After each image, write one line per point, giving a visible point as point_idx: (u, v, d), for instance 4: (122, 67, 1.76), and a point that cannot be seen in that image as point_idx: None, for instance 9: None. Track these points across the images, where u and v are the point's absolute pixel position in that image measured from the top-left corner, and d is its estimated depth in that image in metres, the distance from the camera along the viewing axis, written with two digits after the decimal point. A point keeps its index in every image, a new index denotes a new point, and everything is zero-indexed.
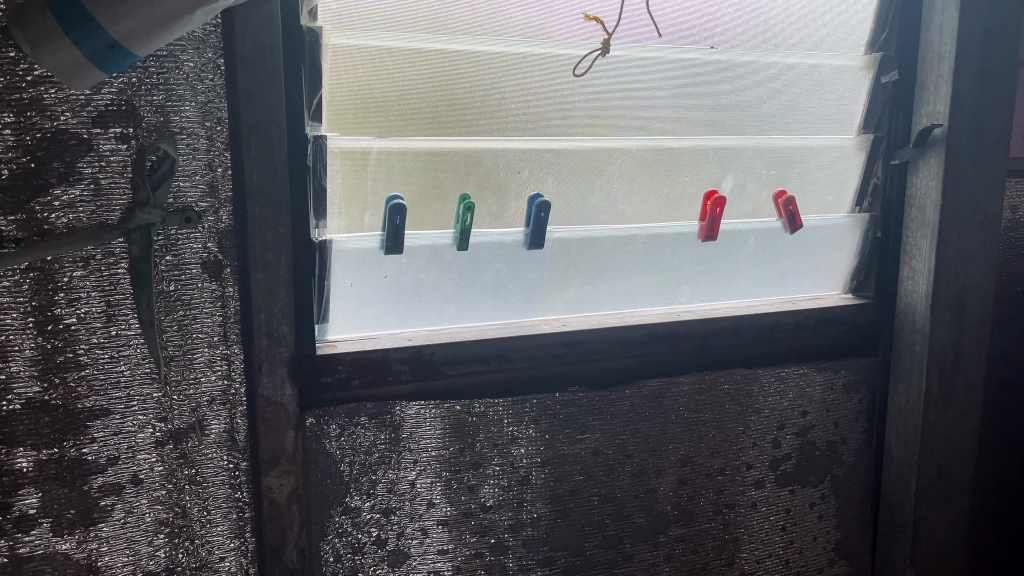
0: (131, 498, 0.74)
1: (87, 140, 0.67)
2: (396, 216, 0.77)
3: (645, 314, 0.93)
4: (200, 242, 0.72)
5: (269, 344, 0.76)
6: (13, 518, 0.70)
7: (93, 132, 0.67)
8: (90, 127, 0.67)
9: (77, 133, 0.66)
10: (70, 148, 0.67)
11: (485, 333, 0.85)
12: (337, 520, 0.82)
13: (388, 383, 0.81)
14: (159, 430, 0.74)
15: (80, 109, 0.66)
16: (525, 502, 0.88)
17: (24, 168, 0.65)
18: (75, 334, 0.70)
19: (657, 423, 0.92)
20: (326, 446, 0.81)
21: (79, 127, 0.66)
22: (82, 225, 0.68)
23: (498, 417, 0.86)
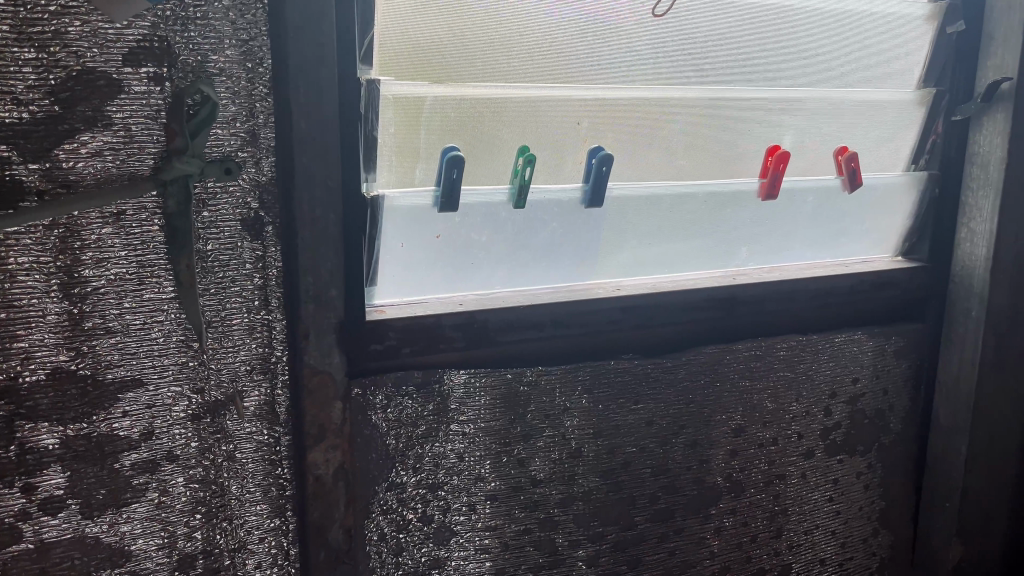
0: (165, 476, 0.68)
1: (117, 81, 0.60)
2: (454, 170, 0.71)
3: (698, 277, 0.88)
4: (239, 198, 0.66)
5: (317, 309, 0.69)
6: (39, 500, 0.64)
7: (123, 71, 0.60)
8: (120, 65, 0.60)
9: (105, 72, 0.59)
10: (98, 90, 0.59)
11: (537, 297, 0.79)
12: (382, 496, 0.77)
13: (439, 351, 0.75)
14: (194, 403, 0.68)
15: (110, 46, 0.59)
16: (576, 476, 0.83)
17: (48, 112, 0.58)
18: (104, 298, 0.63)
19: (712, 392, 0.87)
20: (371, 420, 0.75)
21: (108, 66, 0.59)
22: (110, 175, 0.61)
23: (551, 387, 0.80)
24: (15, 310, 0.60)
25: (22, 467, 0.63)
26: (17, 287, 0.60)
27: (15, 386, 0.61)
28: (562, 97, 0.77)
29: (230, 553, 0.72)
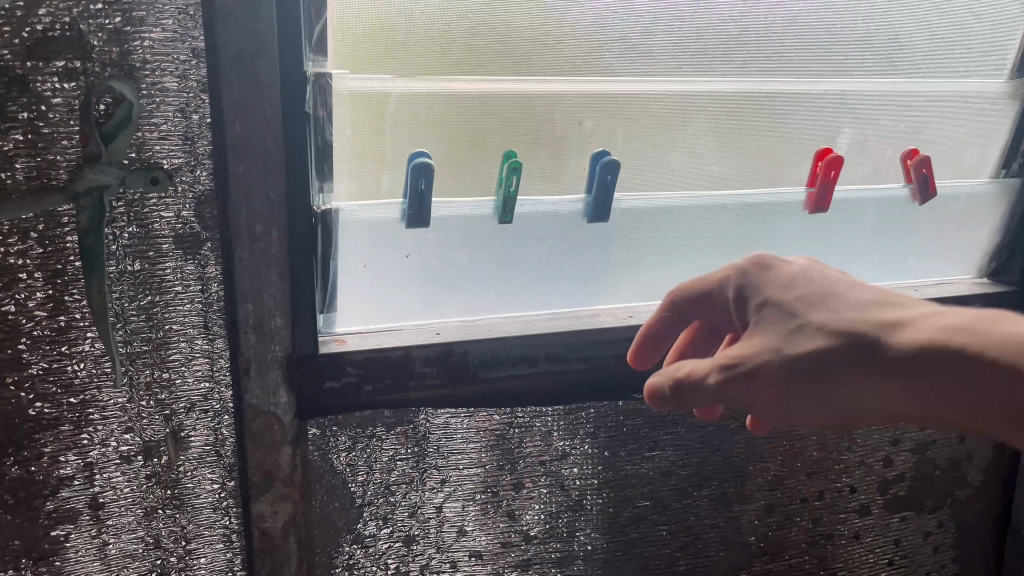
0: (91, 527, 0.61)
1: (22, 77, 0.53)
2: (422, 178, 0.59)
3: None
4: (173, 210, 0.58)
5: (259, 341, 0.60)
6: None
7: (29, 66, 0.53)
8: (24, 60, 0.52)
9: (9, 67, 0.52)
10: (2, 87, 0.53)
11: (533, 326, 0.67)
12: (347, 550, 0.67)
13: (409, 388, 0.64)
14: (126, 444, 0.61)
15: (12, 37, 0.52)
16: (577, 532, 0.72)
17: None
18: (18, 325, 0.57)
19: (744, 438, 0.74)
20: (329, 461, 0.65)
21: (12, 60, 0.52)
22: (17, 185, 0.55)
23: (546, 429, 0.69)
24: None
25: None
26: None
27: None
28: (556, 90, 0.65)
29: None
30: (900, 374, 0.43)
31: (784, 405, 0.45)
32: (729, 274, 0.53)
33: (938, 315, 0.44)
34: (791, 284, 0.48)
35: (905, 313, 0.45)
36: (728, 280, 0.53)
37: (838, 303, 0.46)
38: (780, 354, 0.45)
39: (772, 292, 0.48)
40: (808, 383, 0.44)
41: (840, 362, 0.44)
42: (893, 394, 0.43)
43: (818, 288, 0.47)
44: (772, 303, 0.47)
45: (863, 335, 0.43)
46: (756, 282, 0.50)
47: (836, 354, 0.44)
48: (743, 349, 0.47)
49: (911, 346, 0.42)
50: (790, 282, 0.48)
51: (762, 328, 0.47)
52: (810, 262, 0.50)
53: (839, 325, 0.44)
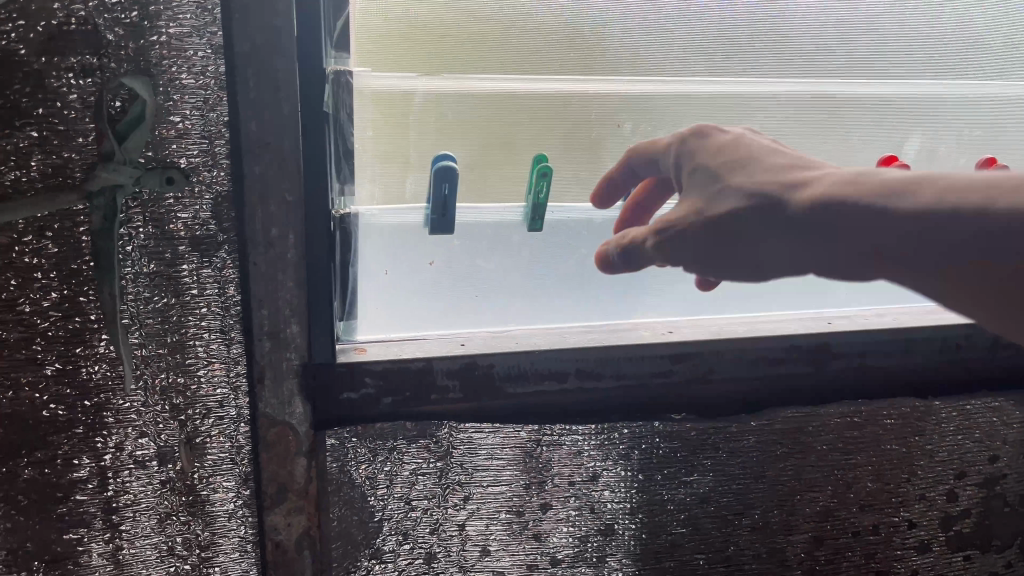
0: (105, 531, 0.60)
1: (37, 73, 0.51)
2: (444, 184, 0.57)
3: (779, 319, 0.70)
4: (191, 210, 0.56)
5: (274, 348, 0.58)
6: None
7: (44, 62, 0.51)
8: (39, 55, 0.51)
9: (24, 63, 0.51)
10: (18, 83, 0.51)
11: (565, 339, 0.64)
12: (365, 564, 0.65)
13: (429, 401, 0.62)
14: (142, 448, 0.60)
15: (27, 31, 0.50)
16: (607, 557, 0.69)
17: None
18: (35, 325, 0.56)
19: (792, 466, 0.69)
20: (347, 473, 0.62)
21: (28, 56, 0.51)
22: (33, 184, 0.54)
23: (577, 449, 0.65)
24: None
25: None
26: None
27: None
28: (593, 91, 0.62)
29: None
30: (808, 231, 0.46)
31: (711, 259, 0.50)
32: (675, 143, 0.57)
33: (863, 174, 0.46)
34: (723, 152, 0.53)
35: (823, 175, 0.48)
36: (671, 147, 0.57)
37: (752, 164, 0.51)
38: (705, 210, 0.50)
39: (705, 158, 0.53)
40: (731, 236, 0.49)
41: (762, 215, 0.48)
42: (810, 246, 0.47)
43: (739, 154, 0.52)
44: (701, 169, 0.52)
45: (776, 194, 0.48)
46: (686, 147, 0.55)
47: (756, 209, 0.48)
48: (678, 209, 0.52)
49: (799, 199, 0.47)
50: (722, 151, 0.53)
51: (688, 192, 0.53)
52: (742, 132, 0.55)
53: (750, 185, 0.49)
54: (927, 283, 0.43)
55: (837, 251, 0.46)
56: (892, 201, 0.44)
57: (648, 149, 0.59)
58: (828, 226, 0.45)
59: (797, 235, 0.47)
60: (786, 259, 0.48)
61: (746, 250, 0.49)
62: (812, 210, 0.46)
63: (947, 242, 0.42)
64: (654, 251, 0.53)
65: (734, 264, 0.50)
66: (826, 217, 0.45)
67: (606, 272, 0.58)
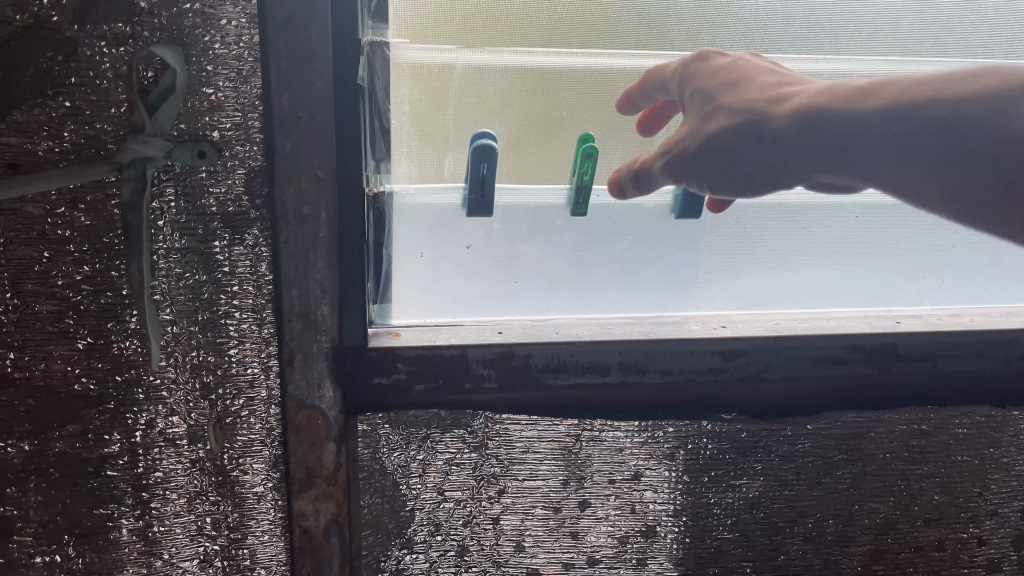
0: (135, 508, 0.59)
1: (70, 41, 0.50)
2: (482, 163, 0.55)
3: (845, 319, 0.65)
4: (224, 184, 0.54)
5: (304, 329, 0.56)
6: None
7: (77, 29, 0.50)
8: (72, 23, 0.50)
9: (57, 30, 0.50)
10: (50, 51, 0.50)
11: (609, 330, 0.61)
12: (395, 553, 0.63)
13: (464, 391, 0.59)
14: (172, 425, 0.58)
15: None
16: (648, 560, 0.66)
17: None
18: (66, 297, 0.55)
19: (850, 474, 0.65)
20: (379, 461, 0.61)
21: (61, 23, 0.50)
22: (65, 155, 0.52)
23: (618, 445, 0.62)
24: None
25: None
26: None
27: None
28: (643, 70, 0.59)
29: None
30: (797, 146, 0.49)
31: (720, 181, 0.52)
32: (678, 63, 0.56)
33: (837, 85, 0.49)
34: (718, 72, 0.53)
35: (810, 88, 0.50)
36: (677, 71, 0.55)
37: (744, 82, 0.52)
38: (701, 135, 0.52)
39: (702, 83, 0.53)
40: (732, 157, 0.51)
41: (755, 136, 0.50)
42: (802, 159, 0.49)
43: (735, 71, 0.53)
44: (697, 89, 0.53)
45: (761, 113, 0.50)
46: (682, 72, 0.55)
47: (745, 129, 0.50)
48: (681, 132, 0.54)
49: (786, 116, 0.49)
50: (717, 72, 0.53)
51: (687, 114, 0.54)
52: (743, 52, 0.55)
53: (743, 106, 0.51)
54: (919, 184, 0.45)
55: (829, 161, 0.48)
56: (863, 107, 0.46)
57: (654, 77, 0.57)
58: (816, 139, 0.48)
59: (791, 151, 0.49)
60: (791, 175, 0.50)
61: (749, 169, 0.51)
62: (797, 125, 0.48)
63: (915, 138, 0.45)
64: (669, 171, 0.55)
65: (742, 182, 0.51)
66: (807, 128, 0.48)
67: (617, 196, 0.59)
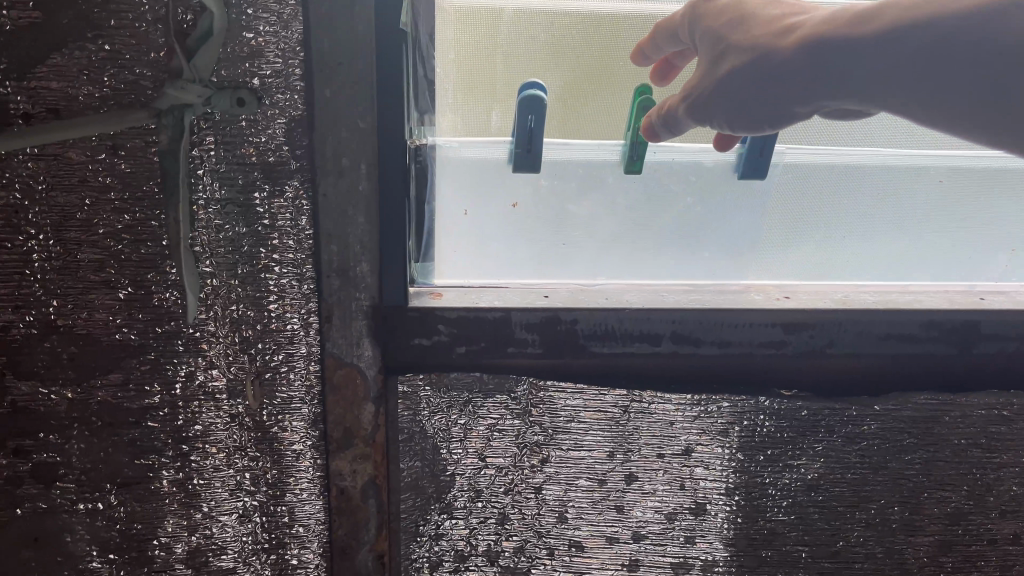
0: (176, 460, 0.59)
1: None
2: (529, 115, 0.53)
3: (925, 295, 0.59)
4: (264, 132, 0.52)
5: (342, 286, 0.55)
6: (39, 464, 0.57)
7: None
8: None
9: None
10: None
11: (663, 298, 0.58)
12: (435, 518, 0.62)
13: (506, 355, 0.57)
14: (211, 379, 0.57)
15: None
16: (697, 538, 0.63)
17: (35, 20, 0.49)
18: (106, 246, 0.53)
19: (920, 459, 0.61)
20: (419, 423, 0.59)
21: None
22: (102, 101, 0.51)
23: (669, 418, 0.59)
24: (11, 253, 0.53)
25: (19, 426, 0.56)
26: (11, 228, 0.52)
27: (7, 337, 0.55)
28: None
29: (263, 543, 0.61)
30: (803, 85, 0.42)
31: (730, 124, 0.46)
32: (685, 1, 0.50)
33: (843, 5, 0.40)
34: (724, 5, 0.47)
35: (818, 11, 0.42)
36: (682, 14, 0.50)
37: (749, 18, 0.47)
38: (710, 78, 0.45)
39: (707, 18, 0.47)
40: (744, 97, 0.44)
41: (763, 73, 0.43)
42: (809, 98, 0.42)
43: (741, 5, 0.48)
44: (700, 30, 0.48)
45: (762, 48, 0.43)
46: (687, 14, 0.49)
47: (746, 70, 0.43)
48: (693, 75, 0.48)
49: (783, 52, 0.42)
50: (722, 8, 0.47)
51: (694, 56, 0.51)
52: None
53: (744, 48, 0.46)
54: (923, 117, 0.39)
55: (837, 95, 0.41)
56: (862, 29, 0.39)
57: (663, 28, 0.51)
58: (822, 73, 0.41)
59: (802, 85, 0.42)
60: (799, 114, 0.44)
61: (762, 110, 0.44)
62: (806, 56, 0.41)
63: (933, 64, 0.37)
64: (682, 119, 0.49)
65: (756, 126, 0.45)
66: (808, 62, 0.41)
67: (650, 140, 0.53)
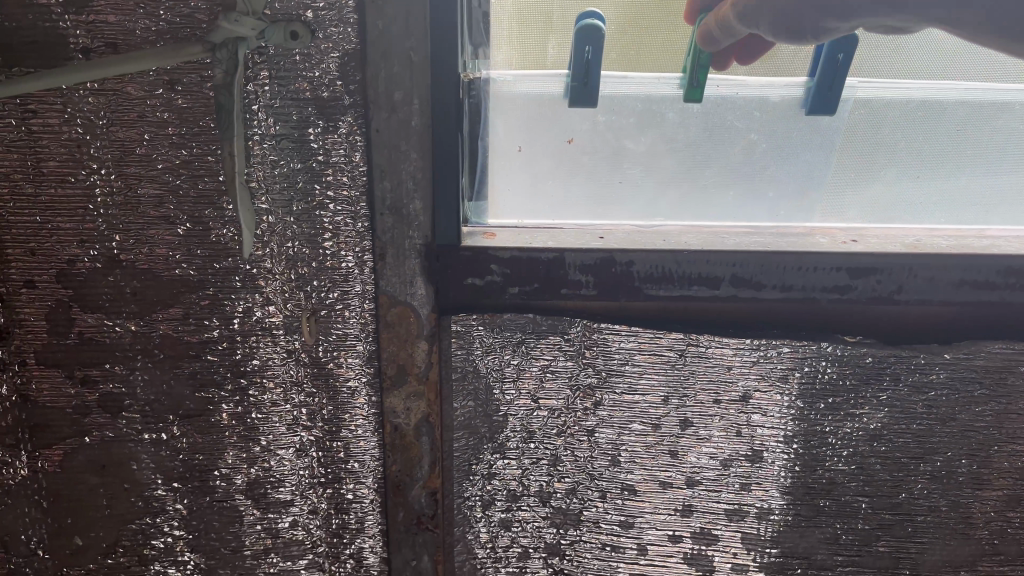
0: (234, 393, 0.60)
1: None
2: (586, 45, 0.52)
3: (1004, 240, 0.56)
4: (317, 67, 0.51)
5: (395, 223, 0.55)
6: (105, 395, 0.59)
7: None
8: None
9: None
10: None
11: (724, 241, 0.56)
12: (488, 457, 0.62)
13: (560, 296, 0.56)
14: (269, 315, 0.58)
15: None
16: (752, 486, 0.62)
17: None
18: (164, 182, 0.54)
19: (992, 412, 0.58)
20: (472, 362, 0.59)
21: None
22: (156, 36, 0.50)
23: (726, 363, 0.58)
24: (74, 187, 0.54)
25: (87, 357, 0.58)
26: (75, 162, 0.53)
27: (72, 271, 0.56)
28: None
29: (319, 477, 0.62)
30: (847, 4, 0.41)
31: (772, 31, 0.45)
32: None
33: None
34: None
35: None
36: None
37: None
38: None
39: None
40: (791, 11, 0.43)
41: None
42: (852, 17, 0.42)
43: None
44: None
45: None
46: None
47: None
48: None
49: None
50: None
51: None
52: None
53: None
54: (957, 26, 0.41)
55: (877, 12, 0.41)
56: None
57: None
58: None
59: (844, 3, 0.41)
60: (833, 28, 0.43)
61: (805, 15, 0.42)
62: None
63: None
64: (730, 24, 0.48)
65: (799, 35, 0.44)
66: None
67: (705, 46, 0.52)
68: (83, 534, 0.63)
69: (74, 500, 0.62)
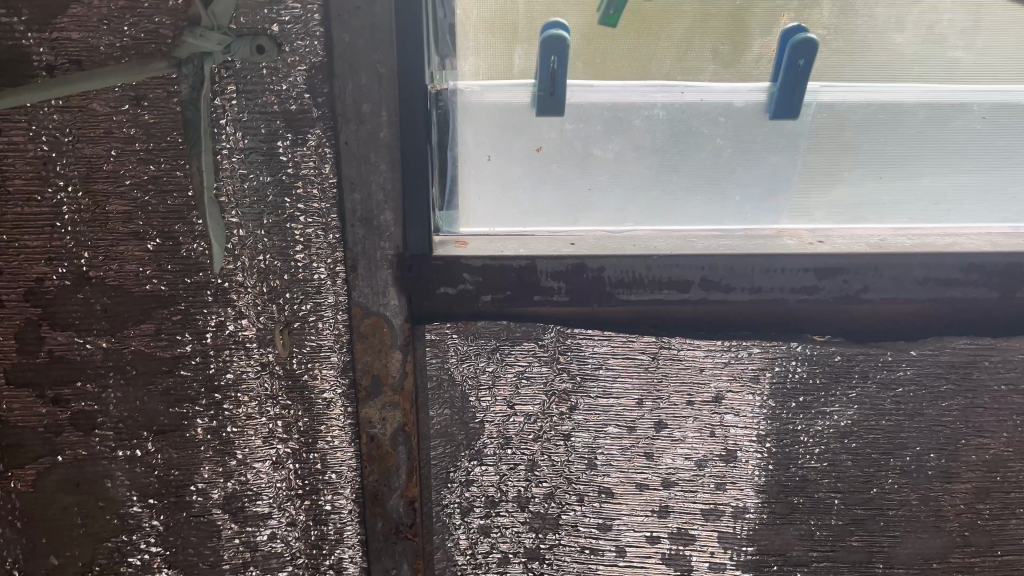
0: (208, 408, 0.59)
1: None
2: (552, 54, 0.53)
3: (966, 238, 0.58)
4: (286, 80, 0.51)
5: (366, 235, 0.55)
6: (78, 413, 0.59)
7: None
8: None
9: None
10: None
11: (693, 244, 0.56)
12: (465, 464, 0.62)
13: (533, 303, 0.56)
14: (241, 328, 0.58)
15: None
16: (727, 486, 0.62)
17: None
18: (133, 198, 0.54)
19: (958, 407, 0.60)
20: (447, 370, 0.59)
21: None
22: (120, 52, 0.50)
23: (698, 365, 0.59)
24: (42, 205, 0.54)
25: (58, 376, 0.58)
26: (41, 180, 0.53)
27: (42, 289, 0.55)
28: None
29: (297, 489, 0.62)
30: None
31: None
32: None
33: None
34: None
35: None
36: None
37: None
38: None
39: None
40: None
41: None
42: None
43: None
44: None
45: None
46: None
47: None
48: None
49: None
50: None
51: None
52: None
53: None
54: None
55: None
56: None
57: None
58: None
59: None
60: None
61: None
62: None
63: None
64: None
65: None
66: None
67: None
68: (58, 553, 0.62)
69: (49, 519, 0.61)
